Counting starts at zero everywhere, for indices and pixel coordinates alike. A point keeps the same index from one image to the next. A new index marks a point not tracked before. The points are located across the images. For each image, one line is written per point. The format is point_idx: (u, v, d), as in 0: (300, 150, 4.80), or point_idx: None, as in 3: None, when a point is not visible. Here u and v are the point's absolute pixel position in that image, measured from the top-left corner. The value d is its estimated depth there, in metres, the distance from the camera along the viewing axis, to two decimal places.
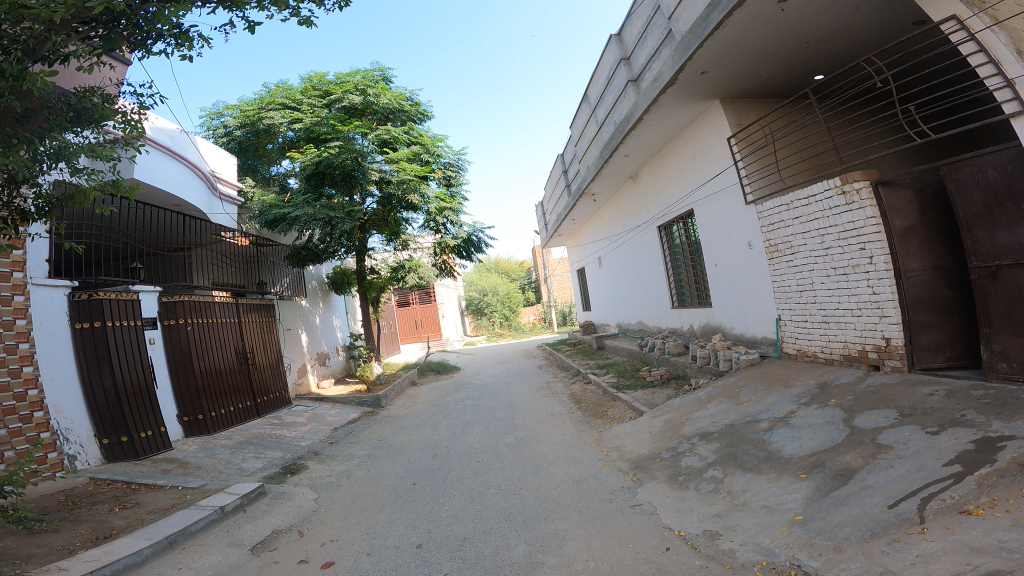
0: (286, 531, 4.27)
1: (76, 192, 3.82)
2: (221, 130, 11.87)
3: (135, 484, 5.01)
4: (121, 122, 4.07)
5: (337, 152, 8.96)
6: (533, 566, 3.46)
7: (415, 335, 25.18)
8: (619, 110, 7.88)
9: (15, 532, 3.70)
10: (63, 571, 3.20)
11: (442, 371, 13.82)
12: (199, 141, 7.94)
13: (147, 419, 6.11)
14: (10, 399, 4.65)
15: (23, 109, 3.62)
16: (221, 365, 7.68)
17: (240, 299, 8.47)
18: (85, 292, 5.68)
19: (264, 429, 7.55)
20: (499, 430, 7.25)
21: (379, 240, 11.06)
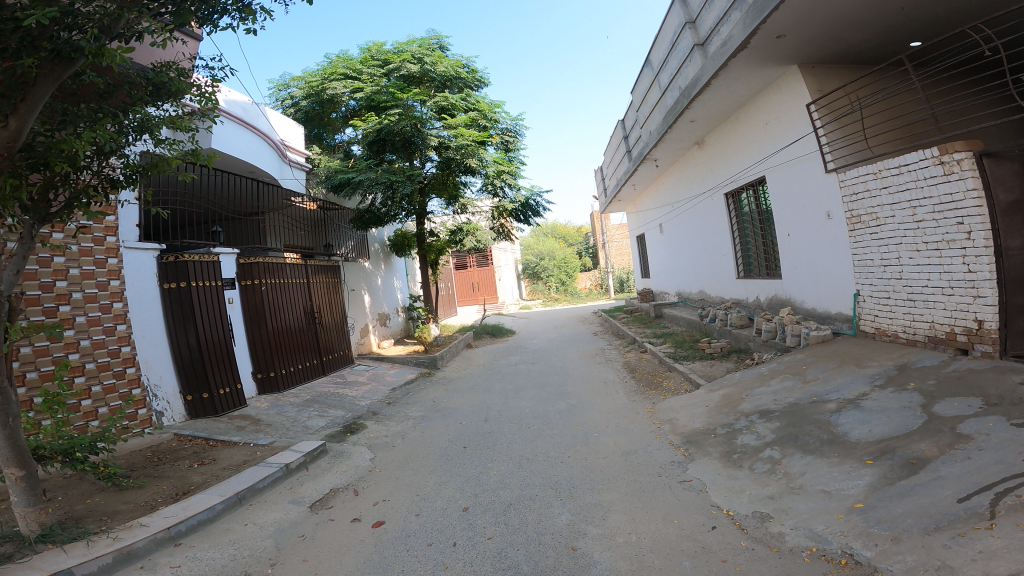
0: (343, 489, 4.56)
1: (161, 161, 4.07)
2: (288, 101, 12.14)
3: (213, 441, 5.47)
4: (197, 96, 4.26)
5: (398, 118, 9.02)
6: (574, 535, 3.56)
7: (471, 297, 25.57)
8: (684, 75, 7.47)
9: (107, 490, 4.15)
10: (144, 527, 3.50)
11: (495, 334, 14.03)
12: (269, 110, 8.15)
13: (226, 376, 6.58)
14: (105, 357, 5.16)
15: (106, 85, 3.90)
16: (290, 324, 8.12)
17: (309, 261, 8.85)
18: (171, 255, 6.12)
19: (327, 387, 8.01)
20: (551, 396, 7.37)
21: (439, 203, 11.12)
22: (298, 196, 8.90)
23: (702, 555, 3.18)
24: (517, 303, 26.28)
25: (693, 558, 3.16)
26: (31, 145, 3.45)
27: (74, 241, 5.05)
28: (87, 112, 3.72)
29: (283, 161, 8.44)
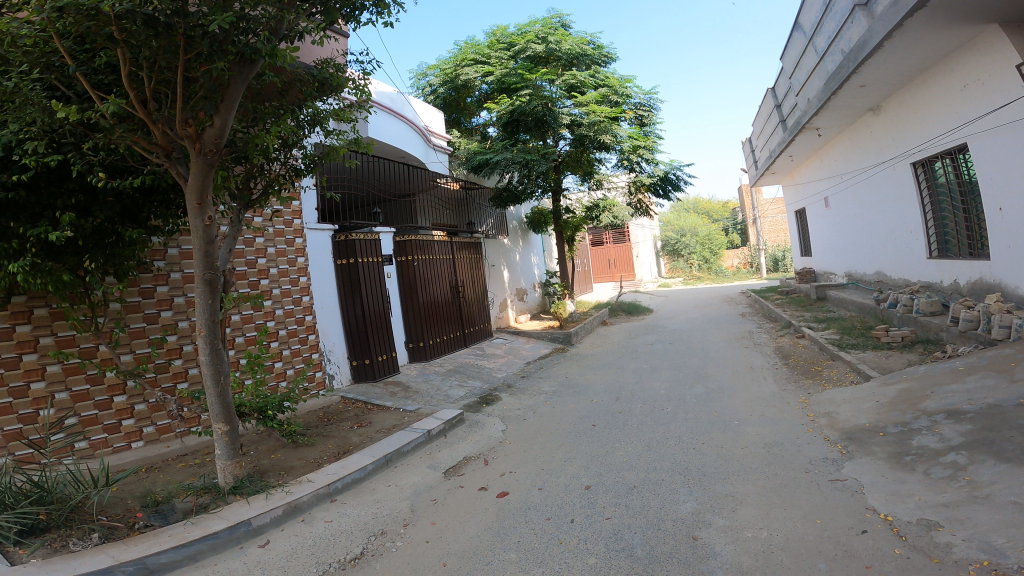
0: (475, 458, 4.87)
1: (331, 149, 4.61)
2: (427, 89, 12.72)
3: (371, 404, 6.12)
4: (354, 89, 4.61)
5: (528, 100, 9.29)
6: (700, 525, 3.46)
7: (607, 275, 25.02)
8: (846, 39, 6.62)
9: (286, 446, 4.86)
10: (310, 481, 4.01)
11: (633, 312, 13.76)
12: (414, 99, 8.73)
13: (384, 345, 7.28)
14: (293, 325, 6.08)
15: (283, 84, 4.36)
16: (438, 298, 8.72)
17: (455, 238, 9.41)
18: (344, 234, 6.90)
19: (468, 359, 8.52)
20: (689, 379, 7.12)
21: (573, 180, 11.07)
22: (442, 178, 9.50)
23: (848, 559, 2.93)
24: (656, 281, 25.21)
25: (831, 561, 2.93)
26: (233, 141, 4.10)
27: (269, 223, 5.93)
28: (270, 110, 4.27)
29: (428, 146, 8.98)
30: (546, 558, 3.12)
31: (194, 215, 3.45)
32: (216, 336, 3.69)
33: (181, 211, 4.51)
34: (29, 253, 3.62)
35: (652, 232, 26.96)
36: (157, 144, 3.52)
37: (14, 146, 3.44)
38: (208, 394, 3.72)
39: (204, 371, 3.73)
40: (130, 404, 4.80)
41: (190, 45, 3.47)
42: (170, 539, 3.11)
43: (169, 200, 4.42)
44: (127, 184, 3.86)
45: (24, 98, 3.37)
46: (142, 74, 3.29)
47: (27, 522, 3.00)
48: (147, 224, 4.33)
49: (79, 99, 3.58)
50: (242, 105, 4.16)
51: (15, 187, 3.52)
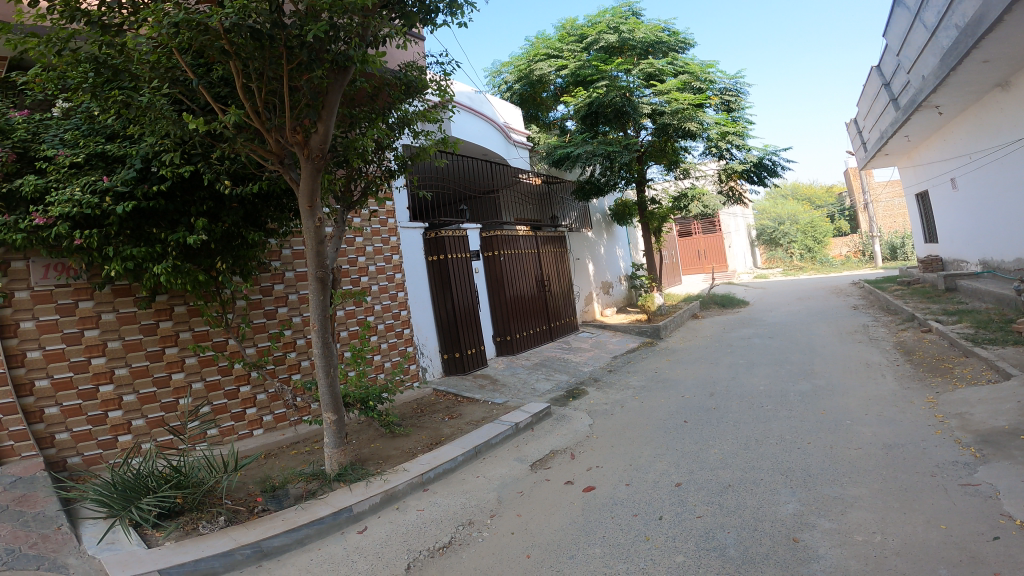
0: (561, 452, 4.88)
1: (421, 150, 4.76)
2: (503, 87, 12.91)
3: (461, 397, 6.31)
4: (437, 89, 4.70)
5: (606, 91, 9.15)
6: (801, 526, 3.26)
7: (697, 267, 24.07)
8: (963, 12, 6.00)
9: (383, 435, 5.11)
10: (405, 470, 4.20)
11: (727, 305, 13.17)
12: (489, 98, 8.80)
13: (473, 339, 7.47)
14: (390, 319, 6.39)
15: (374, 89, 4.54)
16: (525, 292, 8.81)
17: (539, 232, 9.46)
18: (433, 231, 7.13)
19: (555, 352, 8.54)
20: (792, 375, 6.72)
21: (657, 171, 10.86)
22: (524, 174, 9.59)
23: (976, 568, 2.65)
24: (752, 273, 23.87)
25: (953, 567, 2.68)
26: (336, 146, 4.38)
27: (367, 223, 6.27)
28: (364, 114, 4.49)
29: (508, 142, 9.21)
30: (631, 554, 3.07)
31: (307, 216, 3.68)
32: (327, 330, 3.94)
33: (293, 215, 4.90)
34: (168, 257, 4.08)
35: (746, 221, 25.59)
36: (272, 151, 3.79)
37: (152, 159, 3.95)
38: (320, 383, 4.00)
39: (316, 361, 4.01)
40: (252, 395, 5.26)
41: (292, 56, 3.61)
42: (281, 524, 3.36)
43: (283, 204, 4.82)
44: (248, 191, 4.25)
45: (154, 113, 3.65)
46: (252, 88, 3.51)
47: (165, 506, 3.34)
48: (264, 226, 4.77)
49: (202, 111, 3.88)
50: (341, 112, 4.39)
51: (156, 197, 3.99)
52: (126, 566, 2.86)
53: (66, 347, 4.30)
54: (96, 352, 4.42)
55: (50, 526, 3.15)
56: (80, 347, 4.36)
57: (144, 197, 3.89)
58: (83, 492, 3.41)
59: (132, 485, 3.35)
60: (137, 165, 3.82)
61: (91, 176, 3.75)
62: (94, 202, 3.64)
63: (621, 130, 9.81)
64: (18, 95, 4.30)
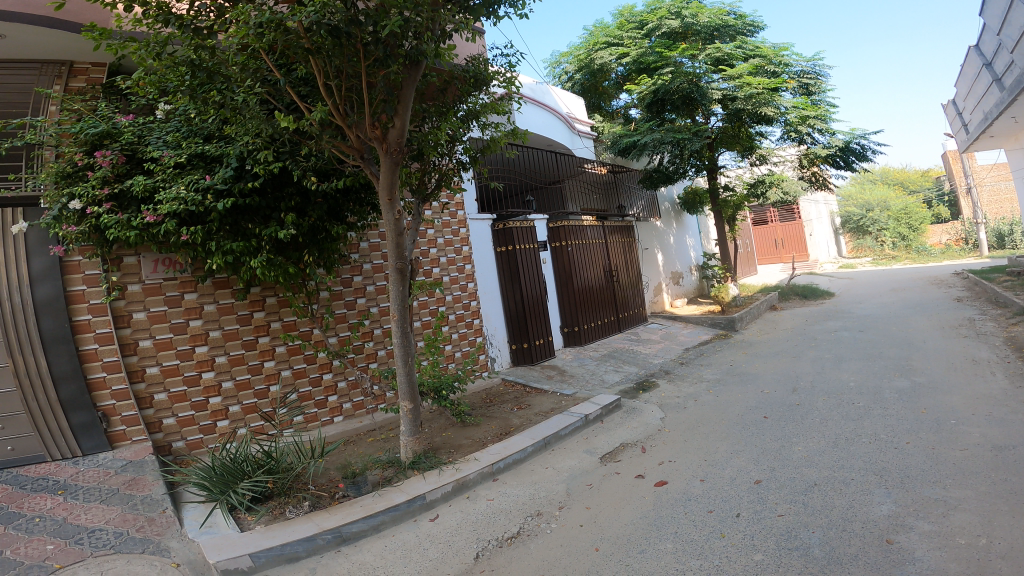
0: (632, 445, 4.80)
1: (492, 141, 4.76)
2: (563, 77, 12.82)
3: (529, 387, 6.35)
4: (504, 81, 4.67)
5: (671, 77, 8.95)
6: (897, 528, 3.03)
7: (774, 254, 23.20)
8: None
9: (454, 425, 5.22)
10: (476, 459, 4.26)
11: (809, 296, 12.50)
12: (552, 89, 8.77)
13: (542, 330, 7.49)
14: (461, 309, 6.52)
15: (443, 83, 4.62)
16: (593, 283, 8.73)
17: (606, 223, 9.35)
18: (501, 223, 7.19)
19: (624, 344, 8.42)
20: (886, 371, 6.27)
21: (730, 157, 10.51)
22: (590, 163, 9.51)
23: None
24: (837, 262, 22.60)
25: None
26: (410, 140, 4.44)
27: (438, 215, 6.40)
28: (435, 109, 4.59)
29: (573, 133, 9.17)
30: (705, 550, 2.99)
31: (386, 210, 3.81)
32: (406, 320, 4.09)
33: (371, 208, 5.11)
34: (263, 250, 4.42)
35: (830, 208, 24.11)
36: (353, 147, 3.93)
37: (246, 158, 4.23)
38: (398, 371, 4.14)
39: (396, 350, 4.16)
40: (334, 382, 5.52)
41: (368, 54, 3.69)
42: (360, 510, 3.43)
43: (362, 199, 5.05)
44: (333, 186, 4.48)
45: (248, 114, 3.83)
46: (333, 88, 3.67)
47: (259, 491, 3.48)
48: (345, 219, 5.00)
49: (287, 110, 4.07)
50: (413, 107, 4.50)
51: (251, 194, 4.32)
52: (220, 550, 3.00)
53: (172, 336, 4.69)
54: (199, 341, 4.80)
55: (156, 509, 3.44)
56: (185, 336, 4.74)
57: (240, 194, 4.23)
58: (186, 474, 3.67)
59: (229, 469, 3.52)
60: (233, 164, 4.12)
61: (194, 176, 4.09)
62: (198, 200, 3.99)
63: (688, 117, 9.55)
64: (121, 99, 4.65)
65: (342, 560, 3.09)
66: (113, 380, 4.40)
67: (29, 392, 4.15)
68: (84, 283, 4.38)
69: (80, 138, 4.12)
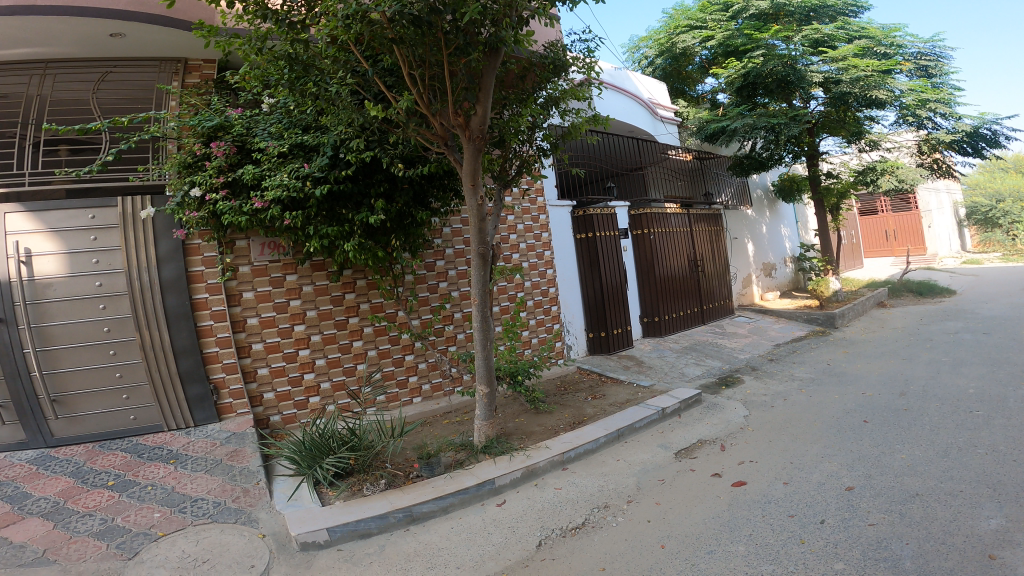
0: (710, 443, 4.63)
1: (573, 128, 4.67)
2: (643, 63, 12.40)
3: (605, 377, 6.29)
4: (583, 67, 4.61)
5: (764, 60, 8.33)
6: (1008, 548, 2.73)
7: (885, 247, 21.18)
8: None
9: (528, 411, 5.26)
10: (547, 447, 4.27)
11: (924, 294, 11.42)
12: (631, 74, 8.53)
13: (621, 319, 7.37)
14: (539, 296, 6.54)
15: (522, 69, 4.63)
16: (676, 272, 8.46)
17: (692, 210, 9.00)
18: (581, 210, 7.11)
19: (708, 337, 8.11)
20: (1012, 378, 5.63)
21: (835, 141, 9.62)
22: (674, 150, 9.20)
23: None
24: (959, 258, 20.46)
25: None
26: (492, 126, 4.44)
27: (519, 202, 6.43)
28: (515, 96, 4.60)
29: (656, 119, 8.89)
30: (779, 556, 2.84)
31: (470, 195, 3.86)
32: (487, 305, 4.16)
33: (454, 193, 5.19)
34: (355, 234, 4.60)
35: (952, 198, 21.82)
36: (438, 134, 3.98)
37: (340, 146, 4.42)
38: (477, 356, 4.21)
39: (476, 334, 4.24)
40: (415, 363, 5.71)
41: (450, 41, 3.73)
42: (431, 491, 3.53)
43: (445, 185, 5.15)
44: (419, 173, 4.59)
45: (340, 104, 4.00)
46: (418, 77, 3.74)
47: (341, 467, 3.67)
48: (429, 205, 5.13)
49: (375, 100, 4.24)
50: (494, 94, 4.53)
51: (344, 180, 4.52)
52: (303, 523, 3.17)
53: (276, 315, 5.05)
54: (298, 320, 5.14)
55: (252, 481, 3.74)
56: (285, 315, 5.08)
57: (335, 181, 4.44)
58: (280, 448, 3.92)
59: (316, 445, 3.74)
60: (328, 153, 4.32)
61: (295, 164, 4.34)
62: (299, 186, 4.23)
63: (784, 101, 8.90)
64: (231, 93, 5.04)
65: (411, 539, 3.21)
66: (225, 354, 4.81)
67: (155, 364, 4.62)
68: (203, 264, 4.77)
69: (198, 130, 4.50)
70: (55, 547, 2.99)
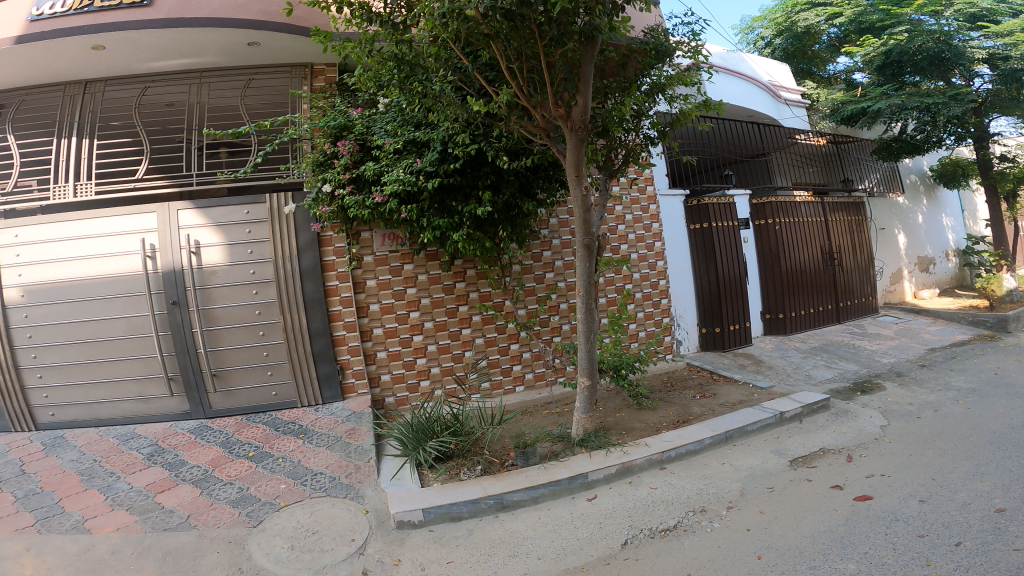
0: (833, 452, 4.23)
1: (682, 115, 4.45)
2: (758, 43, 11.80)
3: (717, 375, 5.98)
4: (688, 52, 4.42)
5: (909, 36, 7.58)
6: None
7: None
8: None
9: (630, 406, 5.15)
10: (646, 445, 4.14)
11: None
12: (749, 56, 7.92)
13: (739, 315, 6.95)
14: (649, 288, 6.34)
15: (620, 57, 4.47)
16: (807, 266, 7.78)
17: (826, 198, 8.22)
18: (695, 199, 6.78)
19: (843, 338, 7.38)
20: None
21: (1011, 120, 8.27)
22: (803, 134, 8.42)
23: None
24: None
25: None
26: (596, 117, 4.36)
27: (627, 192, 6.26)
28: (617, 85, 4.46)
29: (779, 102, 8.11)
30: None
31: (574, 186, 3.81)
32: (592, 296, 4.11)
33: (560, 184, 5.17)
34: (464, 225, 4.79)
35: None
36: (540, 126, 3.99)
37: (448, 141, 4.55)
38: (580, 348, 4.19)
39: (579, 326, 4.21)
40: (520, 352, 5.81)
41: (545, 33, 3.68)
42: (524, 480, 3.59)
43: (551, 176, 5.15)
44: (523, 164, 4.64)
45: (445, 101, 4.17)
46: (516, 70, 3.77)
47: (443, 450, 3.83)
48: (535, 196, 5.16)
49: (477, 95, 4.36)
50: (594, 85, 4.43)
51: (453, 174, 4.67)
52: (402, 502, 3.37)
53: (394, 302, 5.37)
54: (414, 307, 5.43)
55: (364, 458, 4.04)
56: (402, 302, 5.39)
57: (445, 174, 4.60)
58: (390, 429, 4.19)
59: (422, 428, 3.94)
60: (437, 148, 4.47)
61: (409, 160, 4.55)
62: (412, 181, 4.44)
63: (941, 79, 7.87)
64: (351, 95, 5.36)
65: (498, 526, 3.30)
66: (350, 338, 5.23)
67: (294, 344, 5.13)
68: (335, 254, 5.22)
69: (326, 130, 4.84)
70: (197, 513, 3.40)
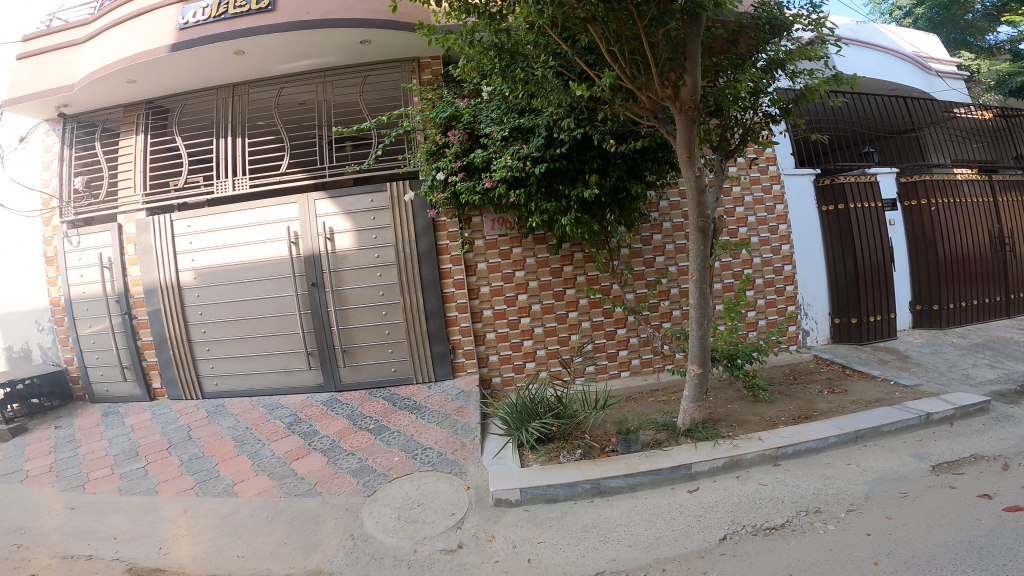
0: (988, 460, 3.71)
1: (808, 90, 4.07)
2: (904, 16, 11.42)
3: (850, 370, 5.47)
4: (810, 24, 4.06)
5: None
6: None
7: None
8: None
9: (746, 398, 4.88)
10: (760, 440, 3.90)
11: None
12: (888, 28, 7.12)
13: (880, 304, 6.27)
14: (771, 273, 5.92)
15: (732, 33, 4.17)
16: (971, 251, 6.80)
17: (994, 176, 7.18)
18: (828, 178, 6.20)
19: (1015, 334, 6.39)
20: None
21: None
22: (962, 107, 7.43)
23: None
24: None
25: None
26: (706, 95, 4.13)
27: (745, 171, 5.86)
28: (729, 61, 4.19)
29: (929, 73, 7.18)
30: None
31: (685, 167, 3.64)
32: (706, 281, 3.90)
33: (671, 167, 4.97)
34: (571, 209, 4.78)
35: None
36: (646, 108, 3.86)
37: (553, 127, 4.53)
38: (691, 334, 4.02)
39: (692, 312, 4.03)
40: (627, 337, 5.72)
41: (645, 13, 3.50)
42: (623, 467, 3.56)
43: (661, 158, 4.96)
44: (631, 147, 4.52)
45: (549, 86, 4.20)
46: (616, 52, 3.65)
47: (545, 432, 3.90)
48: (643, 178, 5.03)
49: (579, 79, 4.34)
50: (702, 63, 4.19)
51: (559, 159, 4.66)
52: (501, 480, 3.48)
53: (504, 285, 5.51)
54: (522, 290, 5.53)
55: (470, 436, 4.21)
56: (511, 285, 5.52)
57: (551, 159, 4.60)
58: (495, 409, 4.33)
59: (525, 409, 4.02)
60: (543, 134, 4.47)
61: (517, 146, 4.61)
62: (520, 166, 4.52)
63: None
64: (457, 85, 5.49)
65: (592, 511, 3.30)
66: (462, 319, 5.46)
67: (412, 324, 5.45)
68: (449, 238, 5.46)
69: (437, 121, 5.02)
70: (324, 481, 3.77)
